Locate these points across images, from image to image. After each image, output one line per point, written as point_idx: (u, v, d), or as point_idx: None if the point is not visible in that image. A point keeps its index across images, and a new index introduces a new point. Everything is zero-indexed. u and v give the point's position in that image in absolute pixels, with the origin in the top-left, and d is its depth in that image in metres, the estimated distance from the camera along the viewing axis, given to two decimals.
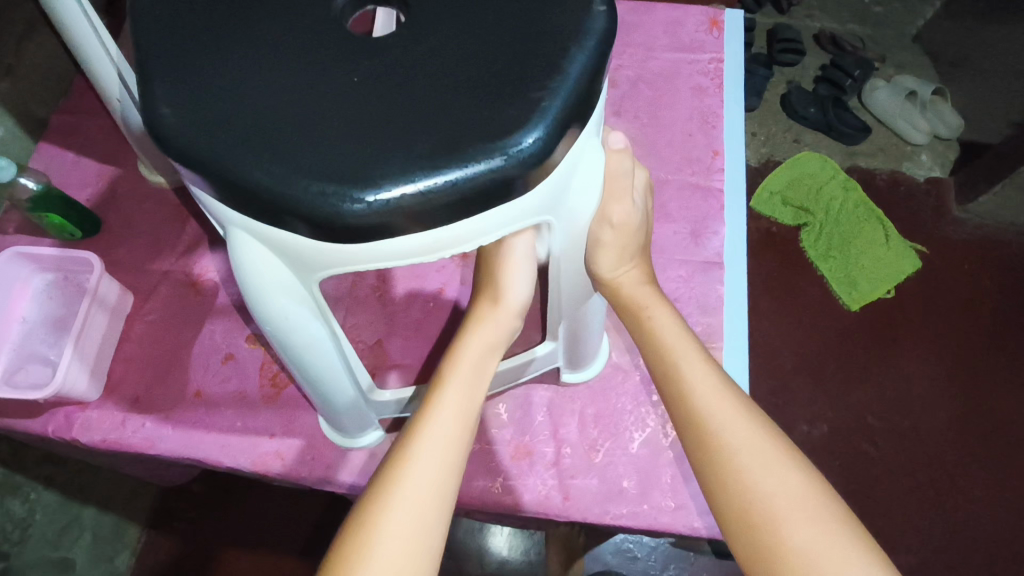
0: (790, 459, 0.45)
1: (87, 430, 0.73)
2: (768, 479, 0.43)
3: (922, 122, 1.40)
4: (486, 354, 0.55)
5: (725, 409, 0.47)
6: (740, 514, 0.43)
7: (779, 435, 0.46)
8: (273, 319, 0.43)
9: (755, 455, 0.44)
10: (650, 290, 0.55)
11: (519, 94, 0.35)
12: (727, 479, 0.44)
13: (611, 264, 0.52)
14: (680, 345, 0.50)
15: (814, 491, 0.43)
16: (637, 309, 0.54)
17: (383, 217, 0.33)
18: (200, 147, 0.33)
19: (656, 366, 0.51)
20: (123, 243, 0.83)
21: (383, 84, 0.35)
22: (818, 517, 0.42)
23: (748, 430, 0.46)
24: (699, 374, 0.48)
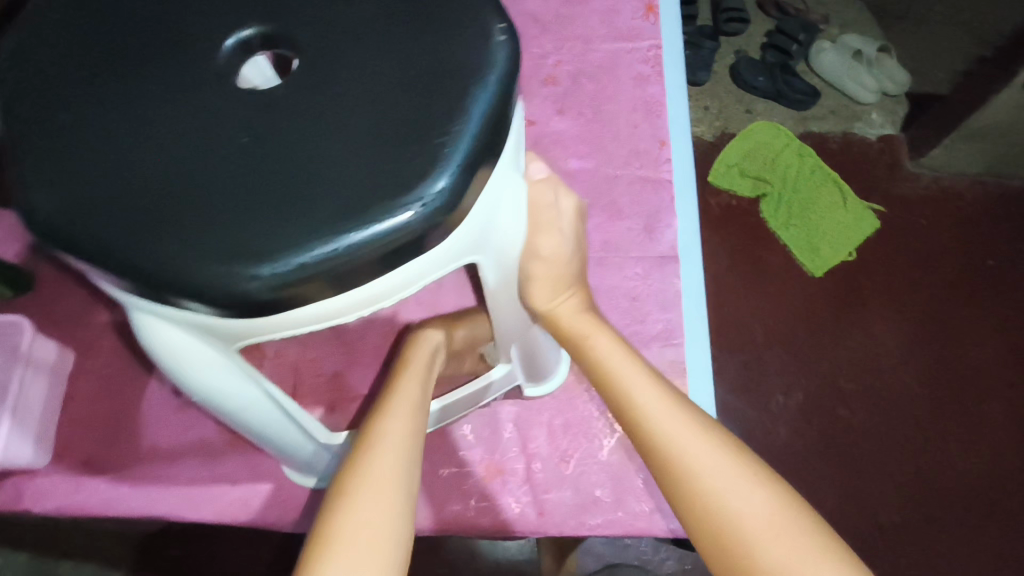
0: (754, 475, 0.44)
1: (40, 499, 0.70)
2: (739, 499, 0.43)
3: (870, 80, 1.39)
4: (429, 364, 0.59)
5: (682, 428, 0.46)
6: (717, 538, 0.43)
7: (741, 450, 0.46)
8: (199, 391, 0.42)
9: (718, 473, 0.44)
10: (591, 316, 0.54)
11: (419, 142, 0.33)
12: (697, 506, 0.43)
13: (547, 297, 0.50)
14: (625, 371, 0.50)
15: (779, 504, 0.43)
16: (579, 339, 0.52)
17: (285, 290, 0.32)
18: (85, 235, 0.32)
19: (604, 392, 0.50)
20: (58, 298, 0.79)
21: (272, 146, 0.33)
22: (793, 531, 0.42)
23: (705, 450, 0.45)
24: (649, 395, 0.48)
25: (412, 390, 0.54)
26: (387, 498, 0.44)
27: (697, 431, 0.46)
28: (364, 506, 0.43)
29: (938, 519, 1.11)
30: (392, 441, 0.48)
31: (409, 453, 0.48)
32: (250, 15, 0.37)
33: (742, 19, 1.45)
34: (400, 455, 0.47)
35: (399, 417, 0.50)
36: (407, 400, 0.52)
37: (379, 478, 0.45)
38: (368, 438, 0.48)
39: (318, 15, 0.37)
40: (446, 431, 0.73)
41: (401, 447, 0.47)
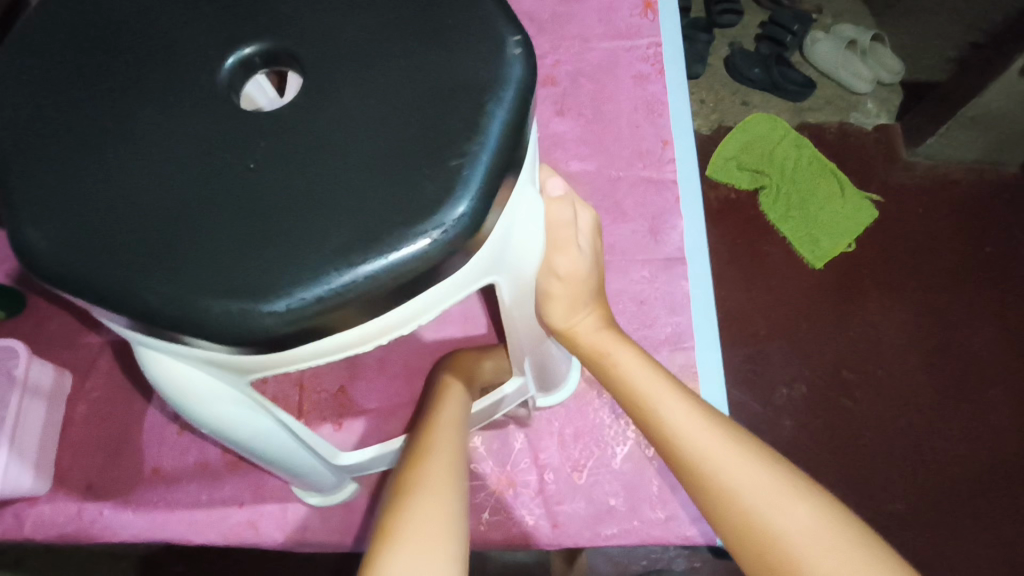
0: (799, 491, 0.43)
1: (42, 526, 0.69)
2: (784, 516, 0.41)
3: (864, 70, 1.39)
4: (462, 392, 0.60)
5: (720, 447, 0.45)
6: (760, 555, 0.41)
7: (781, 465, 0.44)
8: (209, 424, 0.40)
9: (762, 492, 0.43)
10: (610, 332, 0.52)
11: (435, 165, 0.31)
12: (739, 523, 0.42)
13: (563, 316, 0.48)
14: (652, 388, 0.49)
15: (827, 519, 0.41)
16: (600, 356, 0.51)
17: (300, 325, 0.30)
18: (83, 273, 0.30)
19: (634, 412, 0.49)
20: (51, 319, 0.77)
21: (279, 172, 0.31)
22: (845, 546, 0.40)
23: (744, 466, 0.44)
24: (682, 415, 0.47)
25: (454, 421, 0.54)
26: (436, 524, 0.43)
27: (733, 446, 0.45)
28: (413, 530, 0.42)
29: (946, 509, 1.10)
30: (436, 468, 0.47)
31: (456, 479, 0.48)
32: (249, 31, 0.35)
33: (736, 10, 1.44)
34: (446, 481, 0.47)
35: (443, 443, 0.51)
36: (452, 432, 0.53)
37: (427, 498, 0.45)
38: (414, 467, 0.48)
39: (320, 31, 0.35)
40: None
41: (445, 474, 0.47)
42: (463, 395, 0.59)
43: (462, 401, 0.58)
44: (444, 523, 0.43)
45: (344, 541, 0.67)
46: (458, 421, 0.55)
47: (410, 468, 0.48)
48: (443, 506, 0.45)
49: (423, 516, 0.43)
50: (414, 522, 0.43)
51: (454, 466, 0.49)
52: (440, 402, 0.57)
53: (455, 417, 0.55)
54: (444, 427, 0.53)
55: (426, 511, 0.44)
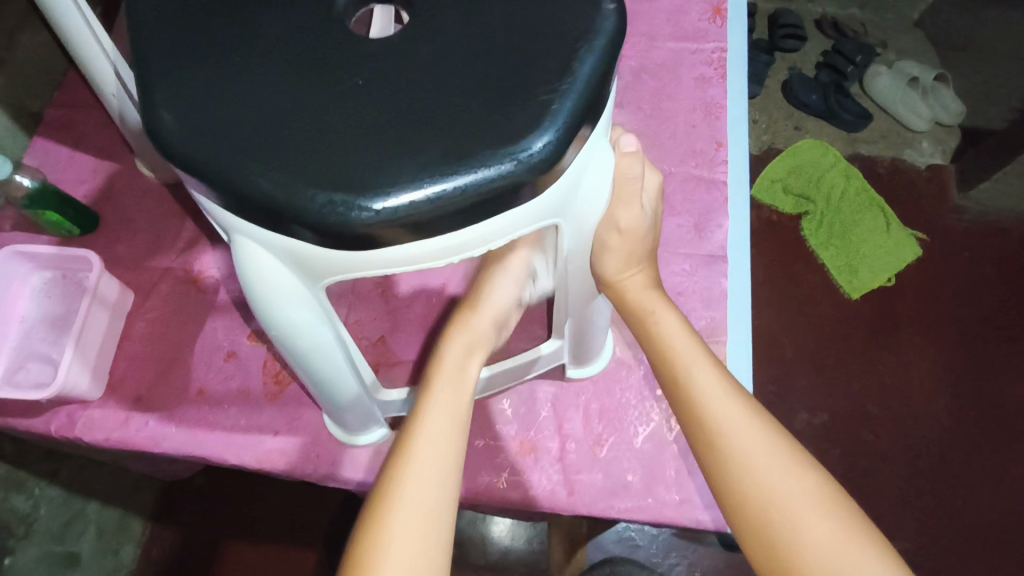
0: (801, 461, 0.45)
1: (89, 429, 0.73)
2: (781, 483, 0.44)
3: (923, 108, 1.39)
4: (461, 357, 0.56)
5: (736, 413, 0.47)
6: (748, 512, 0.44)
7: (789, 439, 0.46)
8: (280, 324, 0.43)
9: (769, 458, 0.45)
10: (657, 294, 0.55)
11: (527, 98, 0.35)
12: (734, 483, 0.45)
13: (618, 267, 0.52)
14: (685, 351, 0.51)
15: (826, 492, 0.44)
16: (643, 315, 0.53)
17: (390, 226, 0.33)
18: (204, 155, 0.34)
19: (663, 371, 0.51)
20: (121, 241, 0.82)
21: (385, 89, 0.35)
22: (830, 517, 0.43)
23: (756, 436, 0.46)
24: (708, 377, 0.49)
25: (449, 395, 0.53)
26: (427, 511, 0.46)
27: (750, 417, 0.47)
28: (401, 521, 0.46)
29: (955, 554, 1.09)
30: (426, 451, 0.49)
31: (444, 469, 0.49)
32: None
33: (799, 37, 1.45)
34: (439, 464, 0.48)
35: (429, 442, 0.49)
36: (447, 406, 0.52)
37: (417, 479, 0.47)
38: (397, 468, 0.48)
39: None
40: (483, 404, 0.74)
41: (438, 458, 0.49)
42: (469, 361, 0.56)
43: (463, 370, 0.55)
44: (428, 535, 0.46)
45: (369, 479, 0.70)
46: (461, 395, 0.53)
47: (401, 442, 0.50)
48: (436, 495, 0.47)
49: (415, 505, 0.46)
50: (404, 510, 0.46)
51: (444, 452, 0.49)
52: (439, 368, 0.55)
53: (449, 395, 0.53)
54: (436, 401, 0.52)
55: (419, 496, 0.47)
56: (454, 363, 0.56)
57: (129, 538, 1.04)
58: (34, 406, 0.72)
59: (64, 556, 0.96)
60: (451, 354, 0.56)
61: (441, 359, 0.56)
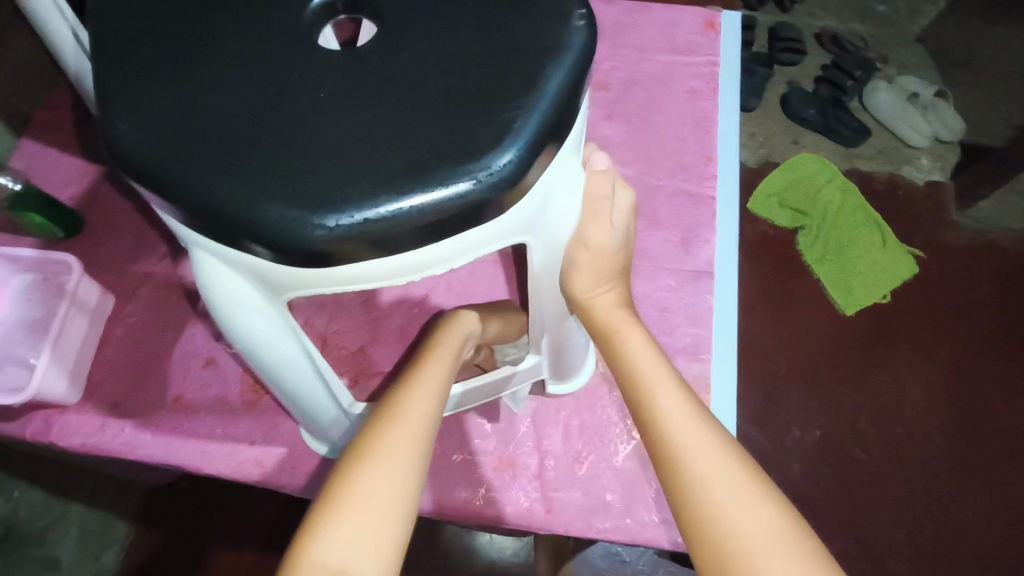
0: (763, 493, 0.43)
1: (65, 434, 0.72)
2: (745, 514, 0.42)
3: (922, 123, 1.39)
4: (451, 354, 0.57)
5: (700, 440, 0.45)
6: (706, 543, 0.42)
7: (757, 469, 0.45)
8: (243, 338, 0.43)
9: (729, 488, 0.43)
10: (627, 313, 0.54)
11: (490, 115, 0.34)
12: (695, 512, 0.43)
13: (588, 285, 0.49)
14: (653, 373, 0.50)
15: (788, 528, 0.41)
16: (612, 333, 0.53)
17: (346, 243, 0.33)
18: (160, 168, 0.33)
19: (631, 393, 0.50)
20: (104, 244, 0.82)
21: (347, 104, 0.34)
22: (792, 553, 0.40)
23: (720, 462, 0.44)
24: (673, 402, 0.48)
25: (433, 386, 0.52)
26: (391, 501, 0.43)
27: (716, 445, 0.45)
28: (361, 507, 0.42)
29: None
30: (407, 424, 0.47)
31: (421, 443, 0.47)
32: None
33: (797, 50, 1.45)
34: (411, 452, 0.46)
35: (410, 417, 0.48)
36: (426, 397, 0.50)
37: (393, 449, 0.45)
38: (373, 436, 0.46)
39: None
40: (462, 417, 0.73)
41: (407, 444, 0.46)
42: (453, 348, 0.58)
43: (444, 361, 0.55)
44: (395, 509, 0.43)
45: None
46: (442, 389, 0.52)
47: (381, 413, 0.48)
48: (402, 482, 0.44)
49: (385, 481, 0.44)
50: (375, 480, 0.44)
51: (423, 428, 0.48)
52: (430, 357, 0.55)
53: (436, 379, 0.53)
54: (420, 389, 0.51)
55: (393, 469, 0.44)
56: (447, 357, 0.56)
57: (111, 541, 1.02)
58: (9, 410, 0.72)
59: (42, 561, 0.97)
60: (443, 349, 0.57)
61: (431, 352, 0.56)
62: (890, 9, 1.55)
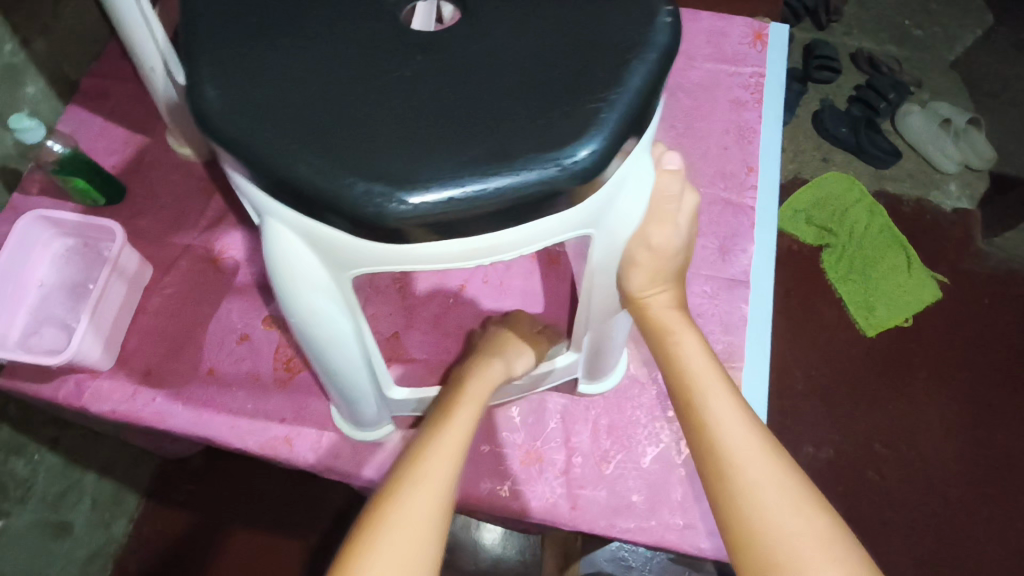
0: (807, 500, 0.44)
1: (97, 400, 0.72)
2: (787, 520, 0.43)
3: (954, 149, 1.38)
4: (485, 394, 0.58)
5: (751, 444, 0.46)
6: (750, 550, 0.43)
7: (802, 477, 0.45)
8: (301, 313, 0.43)
9: (776, 492, 0.44)
10: (680, 314, 0.55)
11: (577, 103, 0.34)
12: (744, 518, 0.43)
13: (643, 283, 0.52)
14: (705, 376, 0.50)
15: (834, 535, 0.42)
16: (667, 330, 0.53)
17: (425, 221, 0.33)
18: (245, 132, 0.33)
19: (679, 391, 0.50)
20: (144, 214, 0.83)
21: (434, 83, 0.34)
22: (836, 558, 0.41)
23: (769, 468, 0.45)
24: (725, 404, 0.48)
25: (456, 434, 0.52)
26: (411, 549, 0.45)
27: (767, 454, 0.46)
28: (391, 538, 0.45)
29: None
30: (434, 461, 0.50)
31: (448, 479, 0.49)
32: None
33: (834, 68, 1.45)
34: (431, 505, 0.47)
35: (438, 454, 0.50)
36: (450, 444, 0.51)
37: (422, 484, 0.48)
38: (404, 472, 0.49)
39: None
40: (492, 409, 0.73)
41: (428, 493, 0.47)
42: (485, 388, 0.59)
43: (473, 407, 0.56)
44: (422, 542, 0.45)
45: (370, 474, 0.70)
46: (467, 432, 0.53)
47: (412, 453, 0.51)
48: (423, 530, 0.46)
49: (413, 515, 0.46)
50: (404, 513, 0.46)
51: (447, 464, 0.50)
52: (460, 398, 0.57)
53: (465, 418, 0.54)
54: (445, 436, 0.52)
55: (419, 504, 0.47)
56: (479, 398, 0.57)
57: (122, 511, 1.05)
58: (44, 371, 0.73)
59: (54, 526, 0.95)
60: (474, 391, 0.58)
61: (462, 392, 0.58)
62: (927, 33, 1.54)
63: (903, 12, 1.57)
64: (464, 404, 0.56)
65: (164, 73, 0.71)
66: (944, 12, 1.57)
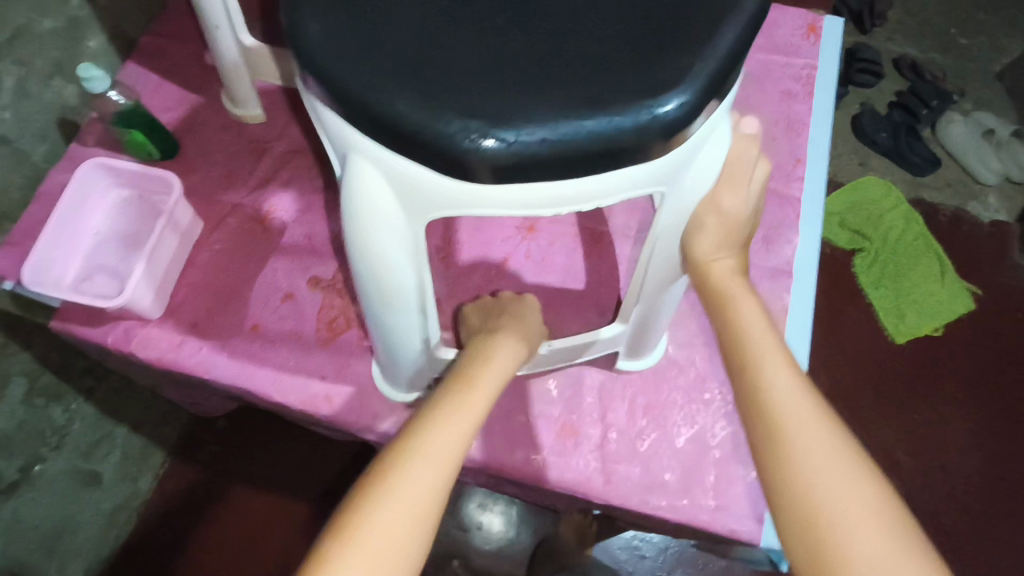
0: (861, 470, 0.44)
1: (144, 346, 0.74)
2: (836, 489, 0.43)
3: (996, 163, 1.36)
4: (492, 383, 0.54)
5: (807, 414, 0.46)
6: (798, 514, 0.43)
7: (855, 446, 0.45)
8: (372, 257, 0.43)
9: (828, 462, 0.44)
10: (742, 281, 0.55)
11: (671, 55, 0.35)
12: (789, 482, 0.44)
13: (709, 248, 0.53)
14: (763, 342, 0.50)
15: (887, 508, 0.42)
16: (727, 297, 0.53)
17: (516, 160, 0.34)
18: (348, 67, 0.35)
19: (735, 355, 0.51)
20: (195, 171, 0.84)
21: (529, 30, 0.36)
22: (887, 529, 0.41)
23: (824, 438, 0.45)
24: (781, 373, 0.48)
25: (461, 420, 0.49)
26: (397, 536, 0.43)
27: (822, 424, 0.45)
28: (378, 525, 0.43)
29: None
30: (432, 448, 0.47)
31: (445, 469, 0.46)
32: None
33: (876, 72, 1.43)
34: (427, 492, 0.44)
35: (438, 442, 0.47)
36: (450, 432, 0.48)
37: (418, 471, 0.45)
38: (396, 454, 0.46)
39: None
40: (528, 381, 0.74)
41: (423, 479, 0.45)
42: (491, 384, 0.54)
43: (475, 406, 0.51)
44: (414, 531, 0.43)
45: None
46: (472, 423, 0.50)
47: (409, 433, 0.48)
48: (412, 518, 0.43)
49: (405, 502, 0.44)
50: (392, 500, 0.44)
51: (446, 452, 0.47)
52: (466, 384, 0.53)
53: (470, 406, 0.51)
54: (448, 421, 0.49)
55: (413, 492, 0.44)
56: (487, 388, 0.54)
57: (147, 468, 1.04)
58: (94, 316, 0.74)
59: (87, 474, 0.95)
60: (484, 379, 0.54)
61: (472, 377, 0.54)
62: (976, 42, 1.52)
63: (951, 19, 1.54)
64: (472, 391, 0.53)
65: (228, 30, 0.73)
66: (993, 21, 1.54)
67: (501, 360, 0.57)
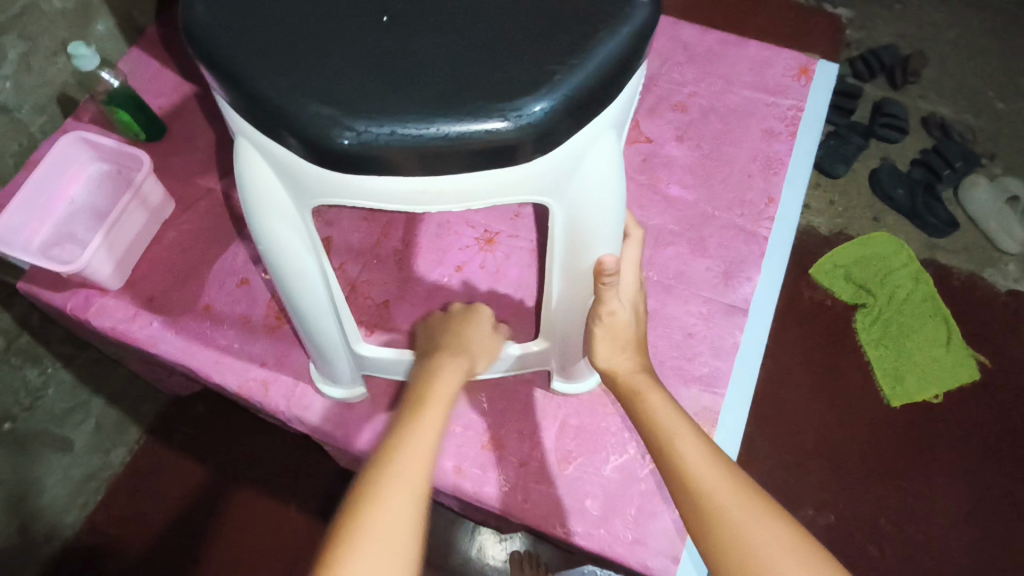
0: (770, 512, 0.48)
1: (100, 315, 0.77)
2: (761, 537, 0.47)
3: (1019, 231, 1.31)
4: (450, 390, 0.56)
5: (713, 470, 0.50)
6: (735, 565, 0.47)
7: (757, 489, 0.50)
8: (266, 239, 0.46)
9: (742, 510, 0.48)
10: (647, 379, 0.57)
11: (526, 71, 0.39)
12: (721, 547, 0.47)
13: (606, 353, 0.57)
14: (668, 418, 0.53)
15: (805, 541, 0.47)
16: (635, 393, 0.56)
17: (367, 150, 0.38)
18: (232, 55, 0.40)
19: (650, 438, 0.53)
20: (177, 154, 0.87)
21: (400, 37, 0.40)
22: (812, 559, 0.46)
23: (728, 486, 0.49)
24: (686, 438, 0.52)
25: (427, 435, 0.51)
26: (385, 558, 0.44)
27: (726, 475, 0.50)
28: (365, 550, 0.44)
29: None
30: (401, 471, 0.48)
31: (418, 494, 0.48)
32: None
33: (900, 127, 1.39)
34: (405, 514, 0.46)
35: (407, 464, 0.49)
36: (417, 450, 0.50)
37: (392, 497, 0.47)
38: (370, 480, 0.48)
39: None
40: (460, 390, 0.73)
41: (400, 505, 0.46)
42: (450, 393, 0.55)
43: (434, 420, 0.52)
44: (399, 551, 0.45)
45: (331, 430, 0.72)
46: (433, 437, 0.51)
47: (379, 459, 0.49)
48: (397, 539, 0.45)
49: (388, 525, 0.45)
50: (375, 526, 0.45)
51: (414, 474, 0.48)
52: (426, 398, 0.54)
53: (433, 420, 0.52)
54: (413, 437, 0.50)
55: (392, 518, 0.46)
56: (444, 398, 0.55)
57: (122, 442, 1.04)
58: (58, 281, 0.77)
59: (60, 440, 0.95)
60: (442, 390, 0.55)
61: (431, 387, 0.55)
62: (1012, 107, 1.46)
63: (985, 80, 1.49)
64: (433, 403, 0.54)
65: None
66: None
67: (462, 363, 0.59)
